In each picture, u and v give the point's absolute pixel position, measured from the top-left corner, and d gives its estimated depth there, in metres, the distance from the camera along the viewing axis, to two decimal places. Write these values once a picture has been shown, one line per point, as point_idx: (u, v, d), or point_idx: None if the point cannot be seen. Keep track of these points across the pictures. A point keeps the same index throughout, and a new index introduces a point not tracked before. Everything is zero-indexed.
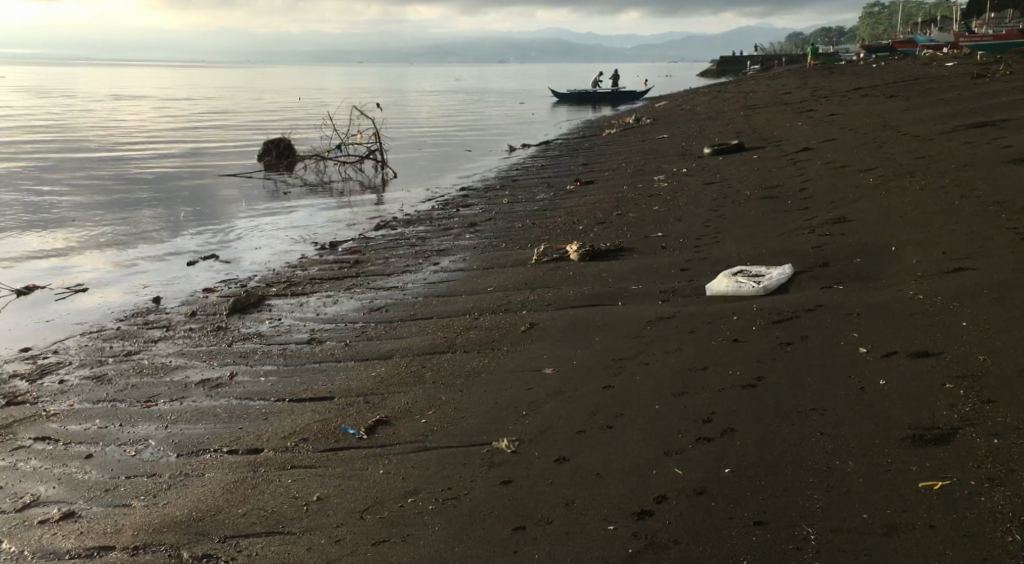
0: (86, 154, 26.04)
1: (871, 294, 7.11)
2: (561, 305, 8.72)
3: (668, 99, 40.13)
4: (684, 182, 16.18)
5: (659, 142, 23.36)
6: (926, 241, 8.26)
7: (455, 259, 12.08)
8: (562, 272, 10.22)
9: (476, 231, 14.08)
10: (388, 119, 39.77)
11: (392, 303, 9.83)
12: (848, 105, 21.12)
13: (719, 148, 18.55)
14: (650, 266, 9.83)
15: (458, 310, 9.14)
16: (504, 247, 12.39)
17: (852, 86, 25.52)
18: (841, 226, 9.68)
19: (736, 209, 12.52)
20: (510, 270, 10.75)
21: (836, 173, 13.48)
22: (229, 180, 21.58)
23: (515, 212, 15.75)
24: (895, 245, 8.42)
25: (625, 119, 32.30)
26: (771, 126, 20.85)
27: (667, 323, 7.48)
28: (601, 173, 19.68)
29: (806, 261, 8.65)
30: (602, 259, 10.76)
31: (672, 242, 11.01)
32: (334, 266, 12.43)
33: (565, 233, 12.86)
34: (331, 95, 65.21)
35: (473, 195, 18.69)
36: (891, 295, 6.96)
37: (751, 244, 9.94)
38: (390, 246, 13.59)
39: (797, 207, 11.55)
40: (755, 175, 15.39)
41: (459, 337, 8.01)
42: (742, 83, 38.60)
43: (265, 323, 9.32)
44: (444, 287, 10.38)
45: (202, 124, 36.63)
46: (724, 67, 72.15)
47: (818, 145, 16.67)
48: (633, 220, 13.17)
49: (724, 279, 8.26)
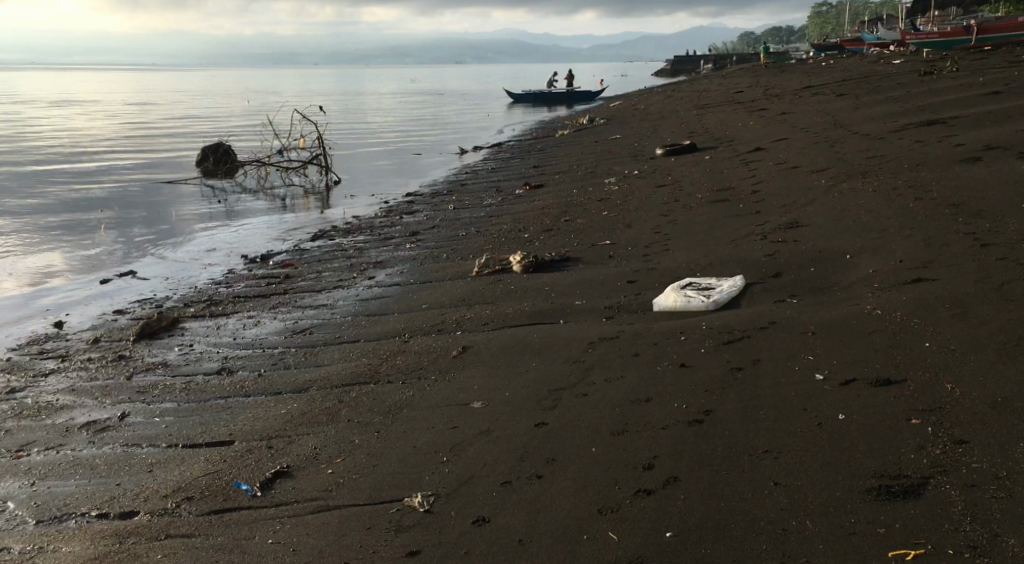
0: (18, 165, 24.98)
1: (830, 307, 6.50)
2: (498, 324, 8.02)
3: (622, 98, 39.65)
4: (635, 185, 15.59)
5: (611, 143, 22.77)
6: (886, 248, 7.69)
7: (392, 270, 11.33)
8: (502, 285, 9.54)
9: (417, 240, 13.37)
10: (338, 123, 38.90)
11: (318, 324, 9.11)
12: (801, 103, 20.67)
13: (671, 149, 17.99)
14: (596, 279, 9.18)
15: (388, 330, 8.43)
16: (444, 257, 11.70)
17: (804, 83, 25.16)
18: (796, 232, 9.10)
19: (687, 214, 11.92)
20: (449, 284, 10.04)
21: (790, 173, 12.93)
22: (165, 191, 20.69)
23: (459, 218, 15.10)
24: (853, 252, 7.85)
25: (578, 120, 31.71)
26: (724, 125, 20.33)
27: (610, 345, 6.81)
28: (550, 175, 19.10)
29: (759, 270, 8.04)
30: (547, 270, 10.10)
31: (620, 251, 10.37)
32: (263, 282, 11.68)
33: (509, 241, 12.22)
34: (284, 98, 64.19)
35: (419, 201, 17.96)
36: (848, 309, 6.35)
37: (701, 252, 9.33)
38: (326, 258, 12.83)
39: (750, 211, 10.99)
40: (706, 177, 14.86)
41: (386, 364, 7.27)
42: (695, 83, 38.28)
43: (173, 351, 8.81)
44: (376, 303, 9.66)
45: (145, 131, 35.64)
46: (678, 67, 72.10)
47: (771, 145, 16.19)
48: (580, 226, 12.56)
49: (672, 293, 7.62)
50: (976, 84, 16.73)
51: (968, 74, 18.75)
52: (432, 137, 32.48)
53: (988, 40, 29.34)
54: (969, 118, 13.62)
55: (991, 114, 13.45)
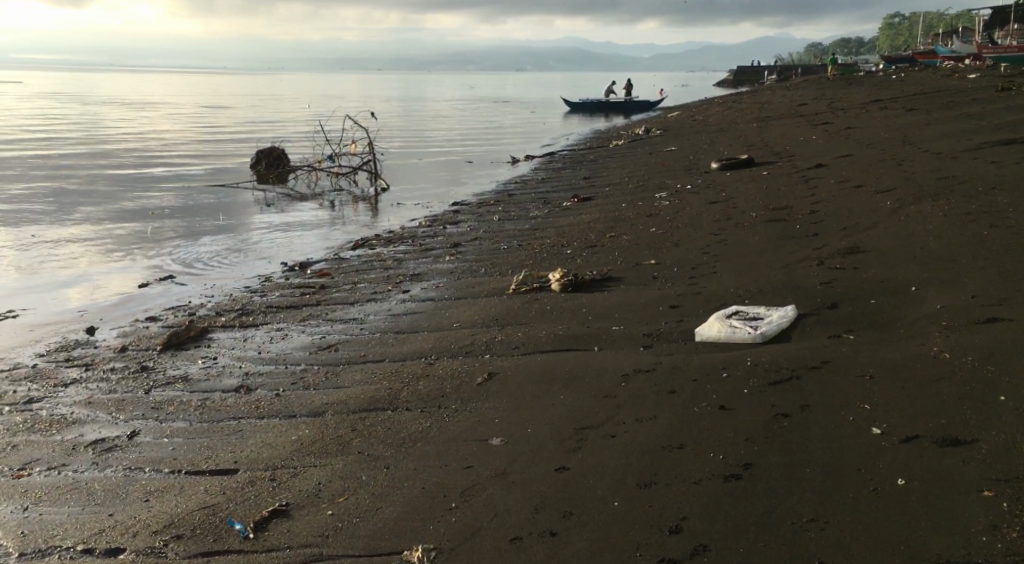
0: (71, 163, 25.06)
1: (891, 344, 5.97)
2: (529, 348, 7.56)
3: (681, 109, 38.94)
4: (687, 201, 15.03)
5: (665, 155, 22.17)
6: (957, 279, 7.12)
7: (427, 284, 10.88)
8: (539, 306, 9.07)
9: (457, 252, 12.95)
10: (392, 128, 38.69)
11: (345, 341, 8.65)
12: (866, 118, 19.90)
13: (727, 163, 17.36)
14: (637, 302, 8.69)
15: (413, 352, 7.94)
16: (482, 272, 11.27)
17: (871, 97, 24.30)
18: (856, 258, 8.54)
19: (739, 234, 11.36)
20: (484, 301, 9.58)
21: (850, 194, 12.30)
22: (212, 193, 20.54)
23: (502, 230, 14.67)
24: (919, 282, 7.28)
25: (634, 130, 31.10)
26: (784, 140, 19.63)
27: (646, 378, 6.34)
28: (601, 188, 18.59)
29: (813, 299, 7.51)
30: (587, 290, 9.62)
31: (664, 273, 9.85)
32: (296, 292, 11.27)
33: (551, 257, 11.76)
34: (343, 102, 64.22)
35: (464, 210, 17.55)
36: (911, 349, 5.80)
37: (752, 276, 8.80)
38: (363, 269, 12.44)
39: (807, 233, 10.41)
40: (762, 194, 14.26)
41: (406, 389, 6.81)
42: (757, 94, 37.43)
43: (196, 363, 8.31)
44: (406, 321, 9.18)
45: (201, 133, 35.76)
46: (740, 77, 70.96)
47: (833, 161, 15.53)
48: (626, 243, 12.06)
49: (715, 322, 7.11)
50: None
51: None
52: (485, 143, 32.10)
53: None
54: None
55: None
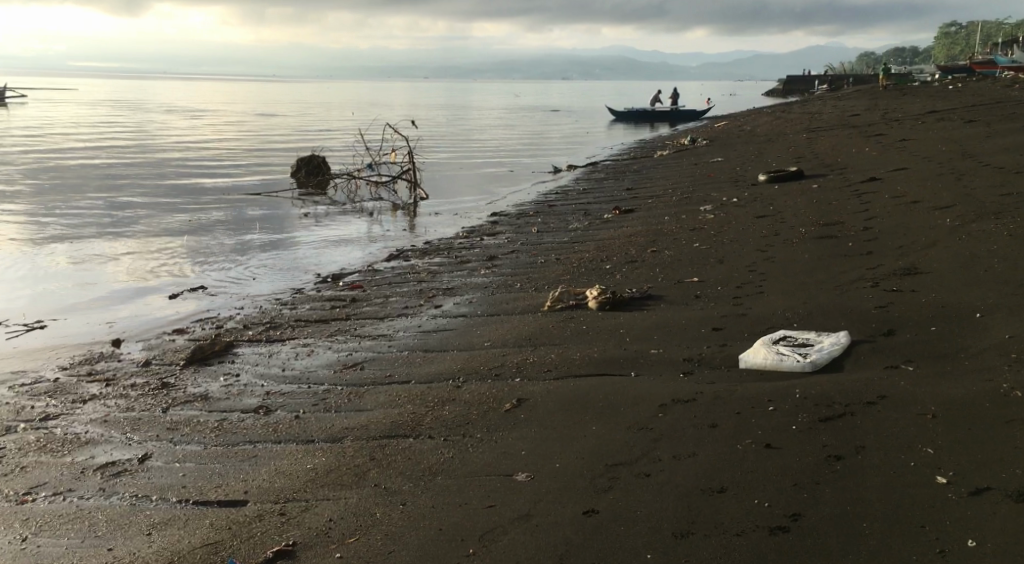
0: (112, 170, 25.06)
1: (955, 381, 5.52)
2: (562, 371, 7.15)
3: (729, 119, 38.26)
4: (733, 215, 14.53)
5: (711, 166, 21.62)
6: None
7: (460, 300, 10.47)
8: (575, 325, 8.67)
9: (493, 266, 12.56)
10: (434, 136, 38.44)
11: (371, 359, 8.15)
12: (921, 130, 19.24)
13: (776, 175, 16.82)
14: (679, 324, 8.27)
15: (438, 373, 7.50)
16: (518, 286, 10.89)
17: (927, 108, 23.58)
18: (913, 285, 8.09)
19: (788, 251, 10.91)
20: (516, 319, 9.20)
21: (905, 211, 11.77)
22: (250, 199, 20.34)
23: (541, 243, 14.26)
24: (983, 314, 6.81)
25: (680, 140, 30.54)
26: (835, 151, 19.02)
27: (685, 409, 5.91)
28: (644, 200, 18.15)
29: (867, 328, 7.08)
30: (625, 308, 9.23)
31: (708, 292, 9.42)
32: (326, 305, 10.74)
33: (588, 272, 11.37)
34: (387, 110, 64.08)
35: (503, 221, 17.18)
36: (978, 387, 5.35)
37: (801, 299, 8.38)
38: (396, 281, 12.01)
39: (860, 253, 9.95)
40: (813, 208, 13.77)
41: (429, 414, 6.38)
42: (808, 104, 36.67)
43: (218, 381, 7.69)
44: (434, 338, 8.77)
45: (244, 141, 35.77)
46: (790, 87, 69.93)
47: (888, 175, 14.98)
48: (667, 259, 11.63)
49: (761, 348, 6.73)
50: None
51: None
52: (528, 152, 31.74)
53: None
54: None
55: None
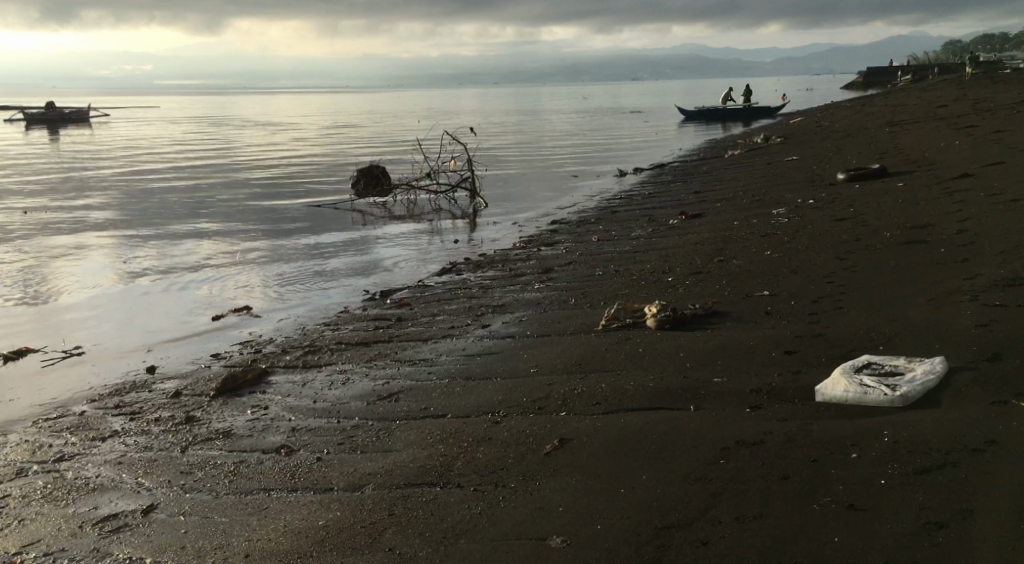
0: (168, 185, 24.71)
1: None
2: (612, 406, 6.31)
3: (803, 115, 36.85)
4: (809, 217, 13.55)
5: (785, 165, 20.55)
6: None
7: (509, 319, 9.62)
8: (630, 349, 7.85)
9: (549, 281, 11.73)
10: (496, 141, 37.63)
11: (408, 388, 7.12)
12: (1014, 121, 18.01)
13: (856, 173, 15.78)
14: (746, 347, 7.47)
15: (475, 408, 6.50)
16: (573, 303, 10.12)
17: (1017, 98, 22.30)
18: (1011, 313, 7.29)
19: (869, 262, 10.09)
20: (568, 343, 8.32)
21: (1002, 218, 10.82)
22: (305, 211, 19.84)
23: (602, 254, 13.39)
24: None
25: (752, 139, 29.37)
26: (920, 146, 17.88)
27: (753, 454, 5.11)
28: (713, 203, 17.24)
29: (963, 364, 6.30)
30: (687, 327, 8.46)
31: (780, 308, 8.63)
32: (370, 325, 9.60)
33: (646, 285, 10.57)
34: (452, 117, 63.43)
35: (564, 230, 16.42)
36: None
37: (886, 321, 7.65)
38: (448, 298, 11.10)
39: (951, 268, 9.18)
40: (896, 208, 12.87)
41: (461, 456, 5.52)
42: (889, 96, 35.17)
43: (244, 415, 6.62)
44: (479, 365, 7.76)
45: (301, 153, 35.32)
46: (868, 79, 67.61)
47: (979, 171, 14.00)
48: (734, 270, 10.78)
49: (842, 379, 5.99)
50: None
51: None
52: (592, 155, 30.88)
53: None
54: None
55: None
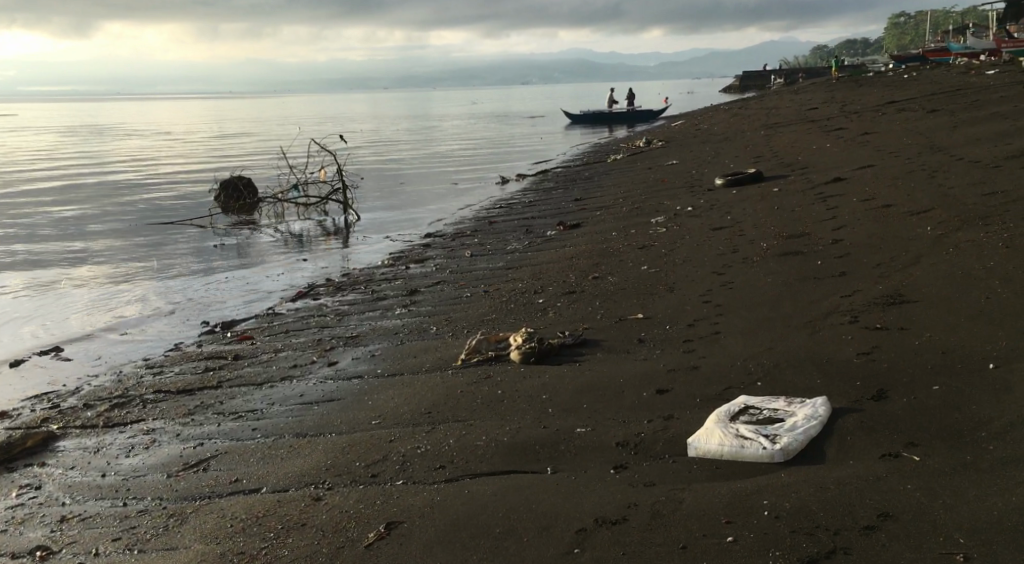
0: (9, 207, 22.60)
1: (986, 480, 4.32)
2: (458, 469, 5.29)
3: (683, 119, 36.87)
4: (688, 227, 12.94)
5: (665, 171, 20.06)
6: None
7: (360, 350, 8.42)
8: (488, 389, 6.85)
9: (411, 301, 10.62)
10: (374, 148, 36.32)
11: (220, 452, 5.92)
12: (885, 122, 17.99)
13: (733, 178, 15.29)
14: (613, 386, 6.62)
15: (295, 476, 5.35)
16: (433, 331, 9.03)
17: (885, 99, 22.54)
18: (895, 342, 6.76)
19: (748, 278, 9.50)
20: (421, 383, 7.17)
21: (877, 228, 10.44)
22: (159, 231, 18.25)
23: (473, 272, 12.41)
24: (1008, 385, 5.59)
25: (633, 143, 28.98)
26: (795, 149, 17.61)
27: (612, 543, 4.31)
28: (592, 212, 16.51)
29: (849, 404, 5.66)
30: (553, 361, 7.55)
31: (655, 338, 7.87)
32: (200, 365, 8.24)
33: (515, 309, 9.64)
34: (336, 124, 61.72)
35: (436, 244, 15.40)
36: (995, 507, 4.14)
37: (765, 351, 6.97)
38: (296, 325, 9.51)
39: (830, 288, 8.66)
40: (775, 214, 12.38)
41: (264, 554, 4.52)
42: (764, 98, 35.53)
43: (5, 501, 5.47)
44: (312, 417, 6.48)
45: (164, 166, 33.23)
46: (745, 82, 69.04)
47: (854, 173, 13.73)
48: (609, 290, 9.96)
49: (716, 429, 5.20)
50: None
51: None
52: (472, 161, 30.01)
53: None
54: None
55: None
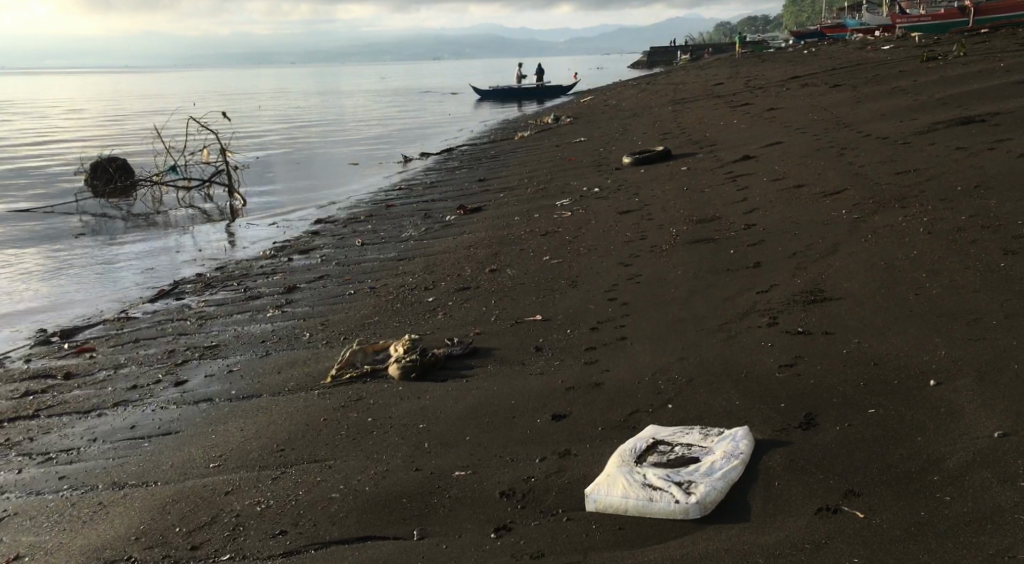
0: None
1: (945, 552, 3.76)
2: (301, 536, 4.30)
3: (590, 95, 36.04)
4: (594, 210, 12.07)
5: (571, 148, 19.16)
6: (996, 411, 4.77)
7: (211, 364, 7.11)
8: (355, 413, 5.72)
9: (286, 297, 9.36)
10: (270, 126, 34.51)
11: (10, 514, 4.83)
12: (791, 96, 17.49)
13: (640, 157, 14.46)
14: (503, 409, 5.63)
15: (93, 548, 4.40)
16: (306, 337, 7.70)
17: (790, 73, 22.12)
18: (820, 352, 5.96)
19: (656, 270, 8.66)
20: (279, 411, 5.85)
21: (789, 210, 9.72)
22: (20, 221, 16.53)
23: (361, 262, 11.24)
24: (953, 413, 4.84)
25: (540, 119, 28.06)
26: (702, 125, 16.90)
27: None
28: (495, 195, 15.53)
29: (774, 436, 4.84)
30: (437, 376, 6.45)
31: (553, 346, 6.92)
32: (20, 389, 6.94)
33: (402, 306, 8.58)
34: (237, 100, 59.22)
35: (326, 229, 14.20)
36: None
37: (675, 364, 6.10)
38: (147, 334, 8.21)
39: (743, 282, 7.86)
40: (684, 196, 11.60)
41: None
42: (671, 73, 35.04)
43: None
44: (134, 461, 5.25)
45: (40, 149, 30.87)
46: (654, 58, 68.72)
47: (763, 150, 13.09)
48: (506, 286, 8.95)
49: (620, 476, 4.31)
50: (1002, 78, 14.04)
51: (982, 63, 16.12)
52: (372, 139, 28.65)
53: (986, 21, 27.04)
54: (1009, 130, 10.91)
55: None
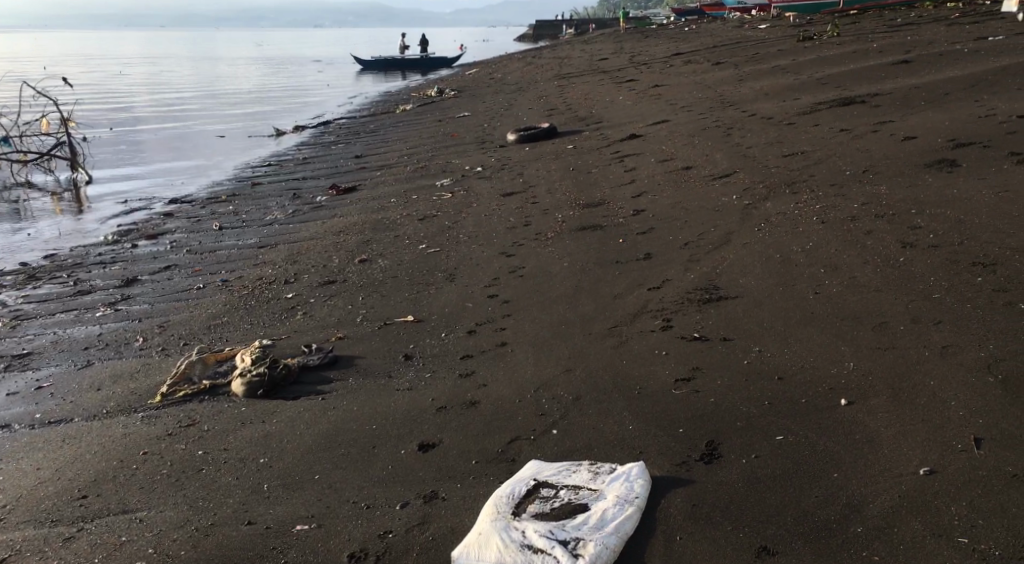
0: None
1: None
2: None
3: (473, 66, 35.18)
4: (474, 192, 11.32)
5: (453, 124, 18.31)
6: (915, 439, 4.24)
7: (14, 380, 6.11)
8: (184, 442, 4.79)
9: (121, 291, 8.31)
10: (135, 94, 32.42)
11: None
12: (675, 73, 17.04)
13: (524, 135, 13.75)
14: (362, 434, 4.78)
15: None
16: (137, 341, 6.73)
17: (673, 49, 21.74)
18: (720, 363, 5.34)
19: (539, 262, 7.95)
20: (93, 440, 4.90)
21: (679, 195, 9.14)
22: None
23: (216, 250, 10.21)
24: (869, 441, 4.27)
25: (422, 92, 27.08)
26: (587, 102, 16.30)
27: None
28: (370, 173, 14.61)
29: (673, 474, 4.19)
30: (288, 393, 5.58)
31: (425, 353, 6.12)
32: None
33: (255, 303, 7.64)
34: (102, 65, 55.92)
35: (183, 210, 13.05)
36: None
37: (559, 378, 5.39)
38: None
39: (632, 277, 7.21)
40: (567, 177, 10.95)
41: None
42: (556, 48, 34.47)
43: None
44: None
45: None
46: (540, 31, 68.10)
47: (648, 128, 12.55)
48: (375, 279, 8.09)
49: (493, 536, 3.73)
50: (882, 57, 13.83)
51: (863, 42, 15.95)
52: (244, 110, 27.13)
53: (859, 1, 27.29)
54: (894, 110, 10.58)
55: (934, 113, 10.13)
